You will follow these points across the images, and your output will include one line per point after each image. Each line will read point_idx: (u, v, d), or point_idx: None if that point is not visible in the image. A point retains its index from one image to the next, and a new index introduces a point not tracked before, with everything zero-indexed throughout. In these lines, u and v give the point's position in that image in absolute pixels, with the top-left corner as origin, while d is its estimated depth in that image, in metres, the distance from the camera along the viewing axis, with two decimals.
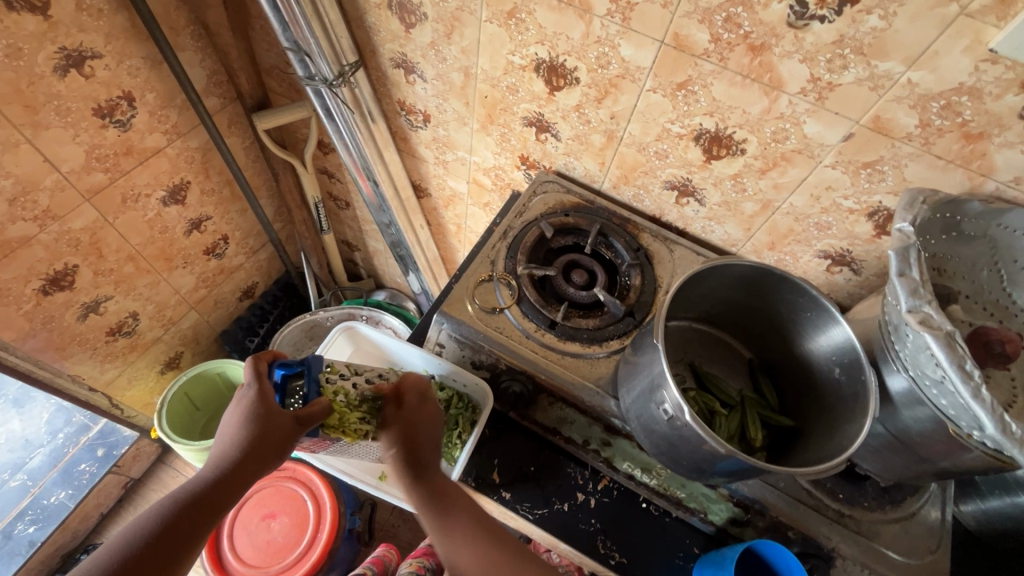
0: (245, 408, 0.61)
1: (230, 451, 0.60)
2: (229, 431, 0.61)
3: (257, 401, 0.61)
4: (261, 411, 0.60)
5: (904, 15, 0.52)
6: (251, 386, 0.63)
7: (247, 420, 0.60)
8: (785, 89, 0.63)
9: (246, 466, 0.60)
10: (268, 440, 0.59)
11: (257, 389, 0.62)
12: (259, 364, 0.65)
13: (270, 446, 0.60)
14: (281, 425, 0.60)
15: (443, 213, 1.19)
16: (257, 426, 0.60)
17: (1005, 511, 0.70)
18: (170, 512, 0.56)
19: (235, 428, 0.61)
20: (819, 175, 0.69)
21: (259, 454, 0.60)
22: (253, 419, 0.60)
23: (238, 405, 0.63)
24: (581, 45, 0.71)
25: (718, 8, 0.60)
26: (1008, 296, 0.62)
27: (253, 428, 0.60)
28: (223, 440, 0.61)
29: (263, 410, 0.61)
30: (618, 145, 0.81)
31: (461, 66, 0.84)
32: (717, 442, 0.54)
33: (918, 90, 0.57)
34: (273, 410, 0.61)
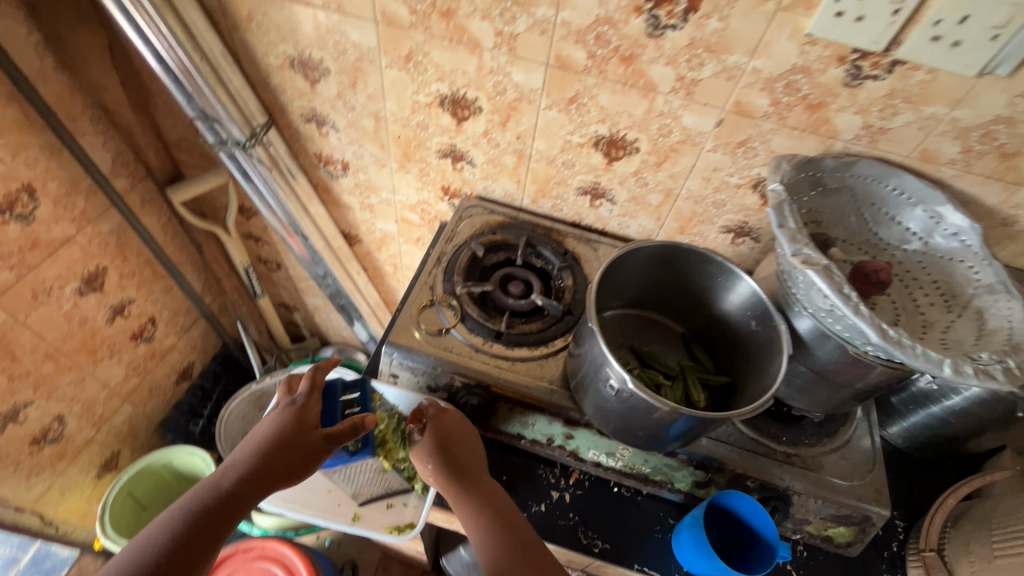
0: (281, 417, 0.68)
1: (257, 454, 0.65)
2: (259, 434, 0.67)
3: (295, 413, 0.68)
4: (296, 424, 0.67)
5: (736, 15, 0.62)
6: (299, 397, 0.70)
7: (278, 428, 0.66)
8: (659, 90, 0.72)
9: (270, 475, 0.64)
10: (297, 453, 0.65)
11: (303, 401, 0.70)
12: (314, 377, 0.73)
13: (299, 459, 0.65)
14: (313, 441, 0.66)
15: (377, 256, 1.21)
16: (290, 435, 0.66)
17: (923, 423, 0.79)
18: (196, 510, 0.61)
19: (266, 432, 0.66)
20: (705, 159, 0.79)
21: (286, 464, 0.64)
22: (289, 427, 0.67)
23: (277, 411, 0.69)
24: (477, 77, 0.78)
25: (588, 29, 0.68)
26: (875, 234, 0.73)
27: (289, 434, 0.66)
28: (251, 442, 0.67)
29: (300, 422, 0.67)
30: (528, 162, 0.88)
31: (370, 112, 0.88)
32: (663, 403, 0.58)
33: (763, 75, 0.67)
34: (307, 427, 0.67)
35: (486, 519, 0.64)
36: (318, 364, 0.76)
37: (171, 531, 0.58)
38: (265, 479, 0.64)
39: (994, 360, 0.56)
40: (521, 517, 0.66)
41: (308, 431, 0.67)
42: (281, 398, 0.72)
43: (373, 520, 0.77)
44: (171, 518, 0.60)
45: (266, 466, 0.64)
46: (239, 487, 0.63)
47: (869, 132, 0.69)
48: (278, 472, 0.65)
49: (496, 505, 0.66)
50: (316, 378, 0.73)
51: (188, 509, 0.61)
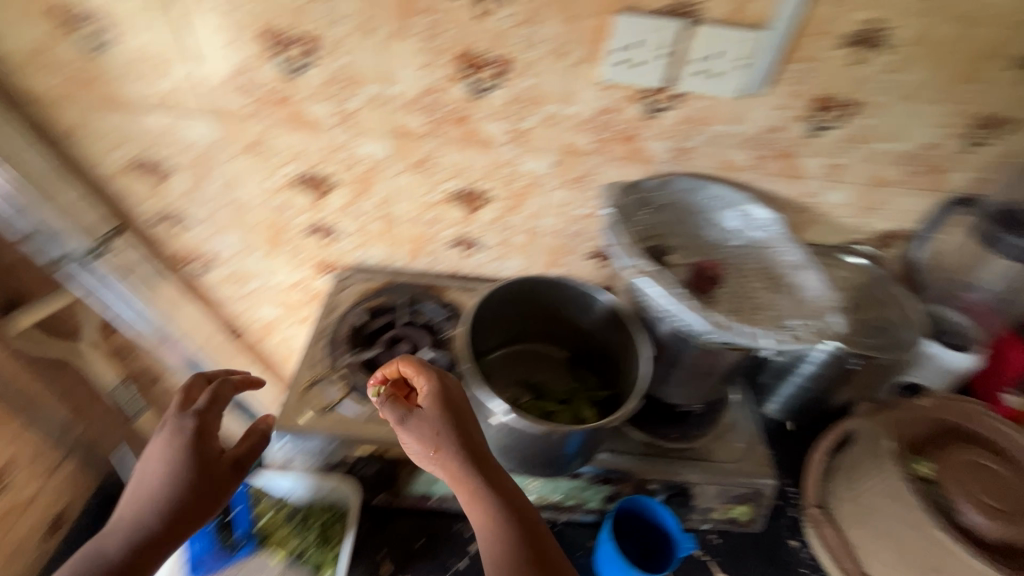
0: (177, 448, 0.65)
1: (150, 499, 0.63)
2: (149, 476, 0.64)
3: (191, 444, 0.66)
4: (199, 461, 0.66)
5: (542, 72, 0.71)
6: (190, 420, 0.67)
7: (174, 471, 0.64)
8: (496, 143, 0.79)
9: (171, 524, 0.63)
10: (207, 488, 0.65)
11: (195, 425, 0.67)
12: (212, 395, 0.71)
13: (210, 493, 0.65)
14: (220, 469, 0.67)
15: (266, 345, 1.16)
16: (194, 470, 0.65)
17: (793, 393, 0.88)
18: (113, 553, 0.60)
19: (162, 475, 0.64)
20: (554, 197, 0.86)
21: (194, 500, 0.64)
22: (192, 463, 0.65)
23: (165, 444, 0.66)
24: (327, 154, 0.81)
25: (419, 98, 0.74)
26: (705, 238, 0.83)
27: (194, 471, 0.65)
28: (144, 486, 0.64)
29: (203, 454, 0.66)
30: (397, 225, 0.91)
31: (227, 202, 0.88)
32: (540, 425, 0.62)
33: (579, 118, 0.76)
34: (207, 458, 0.66)
35: (502, 515, 0.58)
36: (225, 376, 0.75)
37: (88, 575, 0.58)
38: (164, 527, 0.63)
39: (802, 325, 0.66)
40: (529, 509, 0.60)
41: (213, 455, 0.67)
42: (172, 416, 0.68)
43: None
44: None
45: (166, 511, 0.63)
46: (140, 544, 0.61)
47: (677, 153, 0.80)
48: (184, 513, 0.64)
49: (511, 495, 0.59)
50: (219, 392, 0.72)
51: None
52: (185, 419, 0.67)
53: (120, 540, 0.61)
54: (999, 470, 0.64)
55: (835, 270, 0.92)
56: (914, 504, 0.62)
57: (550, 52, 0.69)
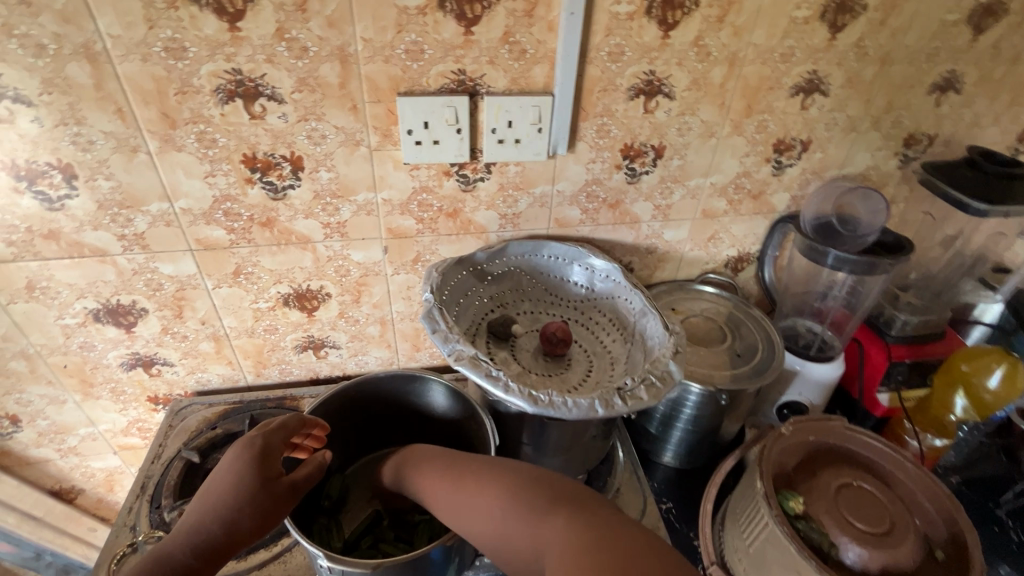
0: (238, 466, 0.53)
1: (216, 518, 0.51)
2: (219, 486, 0.52)
3: (264, 454, 0.55)
4: (256, 477, 0.53)
5: (339, 163, 0.68)
6: (260, 435, 0.56)
7: (238, 484, 0.52)
8: (315, 239, 0.74)
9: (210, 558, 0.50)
10: (261, 512, 0.52)
11: (262, 441, 0.56)
12: (288, 419, 0.60)
13: (272, 514, 0.53)
14: (275, 492, 0.53)
15: (114, 499, 1.00)
16: (247, 495, 0.52)
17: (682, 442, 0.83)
18: None
19: (229, 487, 0.52)
20: (395, 283, 0.82)
21: (233, 535, 0.51)
22: (239, 486, 0.52)
23: (237, 454, 0.55)
24: (123, 281, 0.72)
25: (212, 208, 0.68)
26: (556, 297, 0.81)
27: (243, 497, 0.51)
28: (211, 497, 0.52)
29: (258, 474, 0.53)
30: (230, 341, 0.82)
31: (14, 353, 0.75)
32: (364, 564, 0.53)
33: (395, 202, 0.73)
34: (270, 474, 0.54)
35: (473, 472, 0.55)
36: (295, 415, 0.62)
37: None
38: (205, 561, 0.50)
39: (642, 379, 0.63)
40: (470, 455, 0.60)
41: (275, 472, 0.54)
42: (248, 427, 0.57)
43: None
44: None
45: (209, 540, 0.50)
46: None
47: (507, 220, 0.78)
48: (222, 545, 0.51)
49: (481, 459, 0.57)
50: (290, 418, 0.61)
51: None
52: (251, 439, 0.56)
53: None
54: (874, 492, 0.64)
55: (694, 302, 0.91)
56: (788, 546, 0.58)
57: (341, 143, 0.66)
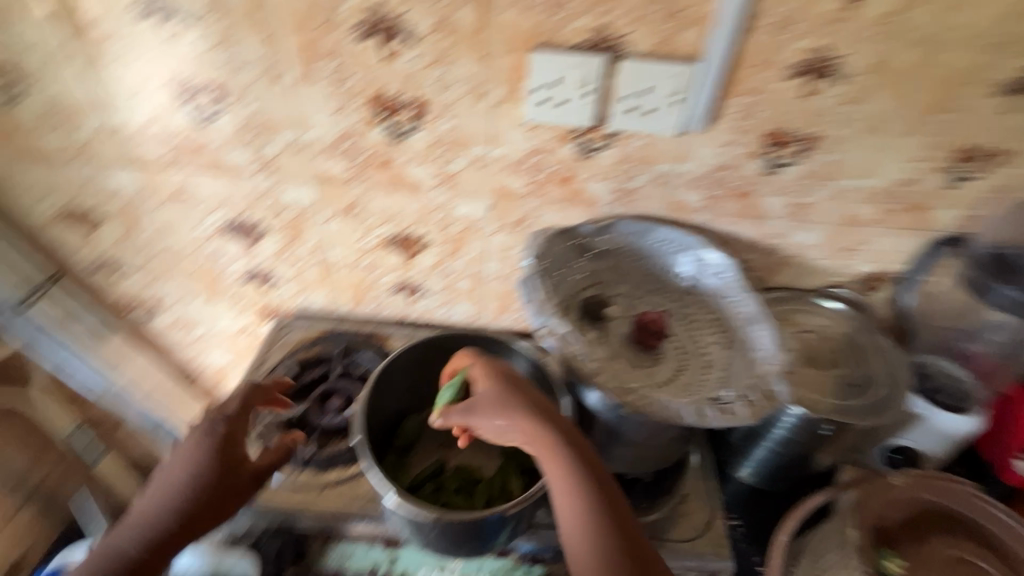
0: (201, 456, 0.61)
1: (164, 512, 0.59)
2: (178, 479, 0.60)
3: (217, 449, 0.62)
4: (219, 464, 0.61)
5: (461, 113, 0.67)
6: (223, 424, 0.64)
7: (201, 472, 0.60)
8: (425, 186, 0.75)
9: (157, 547, 0.58)
10: (218, 500, 0.60)
11: (224, 430, 0.63)
12: (242, 402, 0.66)
13: (201, 515, 0.60)
14: (238, 481, 0.62)
15: (221, 390, 1.13)
16: (190, 493, 0.59)
17: (764, 460, 0.75)
18: None
19: (179, 482, 0.60)
20: (494, 241, 0.81)
21: (187, 522, 0.59)
22: (206, 470, 0.61)
23: (200, 440, 0.62)
24: (253, 200, 0.78)
25: (337, 143, 0.71)
26: (658, 285, 0.76)
27: (207, 483, 0.60)
28: (162, 494, 0.60)
29: (207, 468, 0.61)
30: (334, 271, 0.87)
31: (160, 249, 0.86)
32: (425, 511, 0.57)
33: (508, 160, 0.71)
34: (237, 459, 0.63)
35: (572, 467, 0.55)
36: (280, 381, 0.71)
37: None
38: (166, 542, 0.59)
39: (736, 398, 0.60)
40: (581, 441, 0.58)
41: (235, 460, 0.63)
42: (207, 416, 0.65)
43: None
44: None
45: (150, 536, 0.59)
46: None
47: (620, 194, 0.74)
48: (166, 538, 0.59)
49: (578, 444, 0.56)
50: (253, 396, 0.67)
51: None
52: (211, 432, 0.63)
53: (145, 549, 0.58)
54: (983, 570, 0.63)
55: (810, 317, 0.82)
56: None
57: (466, 92, 0.65)
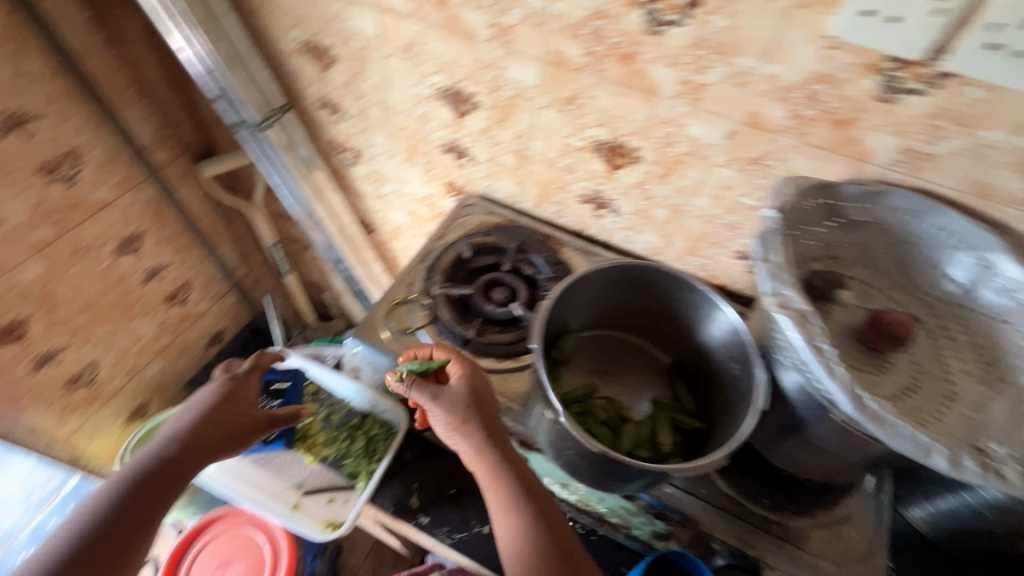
0: (221, 393, 0.68)
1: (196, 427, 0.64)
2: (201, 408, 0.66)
3: (236, 388, 0.70)
4: (239, 399, 0.69)
5: (745, 12, 0.54)
6: (235, 376, 0.71)
7: (223, 402, 0.67)
8: (662, 94, 0.65)
9: (190, 456, 0.62)
10: (239, 425, 0.67)
11: (240, 378, 0.71)
12: (256, 360, 0.75)
13: (236, 431, 0.67)
14: (255, 416, 0.69)
15: (392, 246, 1.22)
16: (227, 411, 0.67)
17: (958, 512, 0.65)
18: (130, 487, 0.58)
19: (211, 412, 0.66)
20: (715, 175, 0.70)
21: (224, 437, 0.65)
22: (227, 403, 0.67)
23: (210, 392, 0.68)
24: (474, 70, 0.74)
25: (583, 23, 0.62)
26: (909, 280, 0.61)
27: (226, 411, 0.67)
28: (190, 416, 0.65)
29: (240, 398, 0.69)
30: (529, 164, 0.84)
31: (377, 101, 0.88)
32: (590, 443, 0.55)
33: (779, 82, 0.58)
34: (249, 401, 0.70)
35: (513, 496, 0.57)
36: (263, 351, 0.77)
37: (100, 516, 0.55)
38: (192, 454, 0.62)
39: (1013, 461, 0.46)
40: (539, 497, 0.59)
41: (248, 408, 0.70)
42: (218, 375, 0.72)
43: (311, 513, 0.77)
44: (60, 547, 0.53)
45: (190, 441, 0.62)
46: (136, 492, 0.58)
47: (909, 157, 0.57)
48: (208, 445, 0.64)
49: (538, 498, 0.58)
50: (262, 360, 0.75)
51: (81, 537, 0.53)
52: (231, 377, 0.71)
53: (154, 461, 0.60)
54: None
55: None
56: None
57: None
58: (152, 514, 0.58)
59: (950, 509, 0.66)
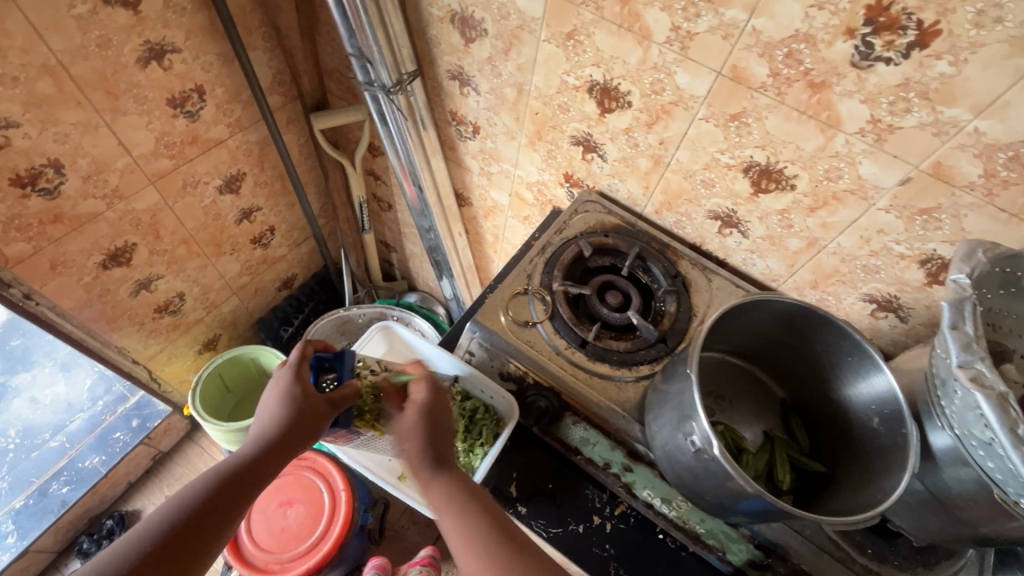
0: (282, 390, 0.65)
1: (270, 431, 0.62)
2: (271, 409, 0.64)
3: (294, 382, 0.66)
4: (299, 393, 0.64)
5: (975, 62, 0.51)
6: (290, 368, 0.67)
7: (287, 400, 0.64)
8: (843, 128, 0.62)
9: (267, 460, 0.61)
10: (303, 421, 0.63)
11: (295, 370, 0.67)
12: (304, 349, 0.70)
13: (304, 426, 0.63)
14: (315, 406, 0.64)
15: (482, 223, 1.21)
16: (292, 409, 0.63)
17: None
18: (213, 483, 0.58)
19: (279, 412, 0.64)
20: (871, 218, 0.68)
21: (292, 436, 0.62)
22: (291, 401, 0.64)
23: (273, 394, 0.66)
24: (637, 70, 0.72)
25: (780, 43, 0.60)
26: None
27: (291, 409, 0.63)
28: (263, 420, 0.64)
29: (300, 392, 0.65)
30: (664, 170, 0.82)
31: (515, 82, 0.86)
32: (745, 480, 0.52)
33: (985, 139, 0.55)
34: (309, 393, 0.65)
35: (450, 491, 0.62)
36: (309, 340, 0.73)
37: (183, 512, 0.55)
38: (269, 457, 0.62)
39: None
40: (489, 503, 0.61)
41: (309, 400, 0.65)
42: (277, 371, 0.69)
43: (416, 485, 0.82)
44: (140, 537, 0.52)
45: (267, 448, 0.62)
46: (212, 492, 0.57)
47: None
48: (282, 448, 0.62)
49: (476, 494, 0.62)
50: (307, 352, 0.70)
51: (157, 531, 0.52)
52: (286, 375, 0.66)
53: (232, 464, 0.60)
54: None
55: None
56: None
57: (1011, 38, 0.49)
58: (228, 511, 0.57)
59: None
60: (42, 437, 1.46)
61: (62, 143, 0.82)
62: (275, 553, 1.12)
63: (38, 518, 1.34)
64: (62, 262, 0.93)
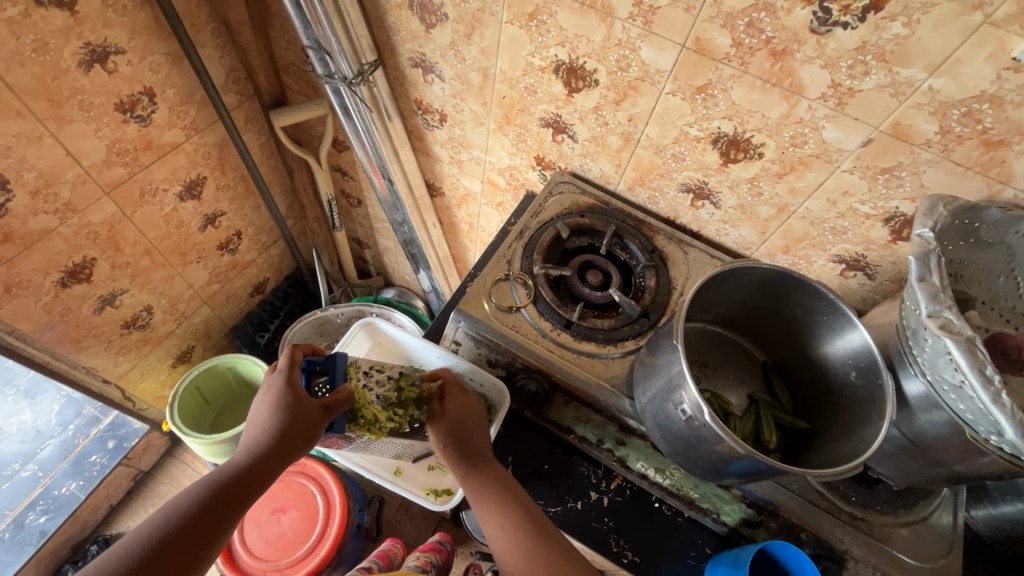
0: (273, 397, 0.64)
1: (262, 441, 0.62)
2: (261, 419, 0.64)
3: (285, 388, 0.64)
4: (291, 400, 0.63)
5: (927, 22, 0.53)
6: (281, 374, 0.66)
7: (276, 408, 0.63)
8: (805, 94, 0.64)
9: (260, 469, 0.61)
10: (297, 428, 0.62)
11: (286, 376, 0.66)
12: (293, 353, 0.69)
13: (297, 434, 0.62)
14: (309, 412, 0.64)
15: (456, 212, 1.21)
16: (285, 416, 0.62)
17: (1019, 516, 0.66)
18: (207, 493, 0.57)
19: (269, 420, 0.62)
20: (836, 180, 0.70)
21: (285, 444, 0.62)
22: (283, 408, 0.63)
23: (265, 401, 0.65)
24: (602, 47, 0.72)
25: (741, 13, 0.61)
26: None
27: (282, 417, 0.62)
28: (254, 430, 0.63)
29: (293, 398, 0.64)
30: (634, 147, 0.82)
31: (479, 67, 0.85)
32: (735, 442, 0.54)
33: (939, 97, 0.57)
34: (303, 398, 0.64)
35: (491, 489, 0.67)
36: (298, 344, 0.72)
37: (176, 523, 0.54)
38: (262, 467, 0.61)
39: None
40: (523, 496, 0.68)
41: (299, 408, 0.63)
42: (267, 377, 0.68)
43: (413, 478, 0.84)
44: (132, 550, 0.51)
45: (259, 458, 0.61)
46: (204, 503, 0.56)
47: None
48: (274, 458, 0.61)
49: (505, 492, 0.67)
50: (297, 356, 0.69)
51: (143, 545, 0.51)
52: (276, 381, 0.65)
53: (223, 476, 0.59)
54: None
55: None
56: None
57: None
58: (220, 520, 0.56)
59: (1011, 513, 0.68)
60: (12, 467, 1.41)
61: (5, 157, 0.77)
62: (271, 560, 1.11)
63: (16, 552, 1.29)
64: (17, 283, 0.89)
